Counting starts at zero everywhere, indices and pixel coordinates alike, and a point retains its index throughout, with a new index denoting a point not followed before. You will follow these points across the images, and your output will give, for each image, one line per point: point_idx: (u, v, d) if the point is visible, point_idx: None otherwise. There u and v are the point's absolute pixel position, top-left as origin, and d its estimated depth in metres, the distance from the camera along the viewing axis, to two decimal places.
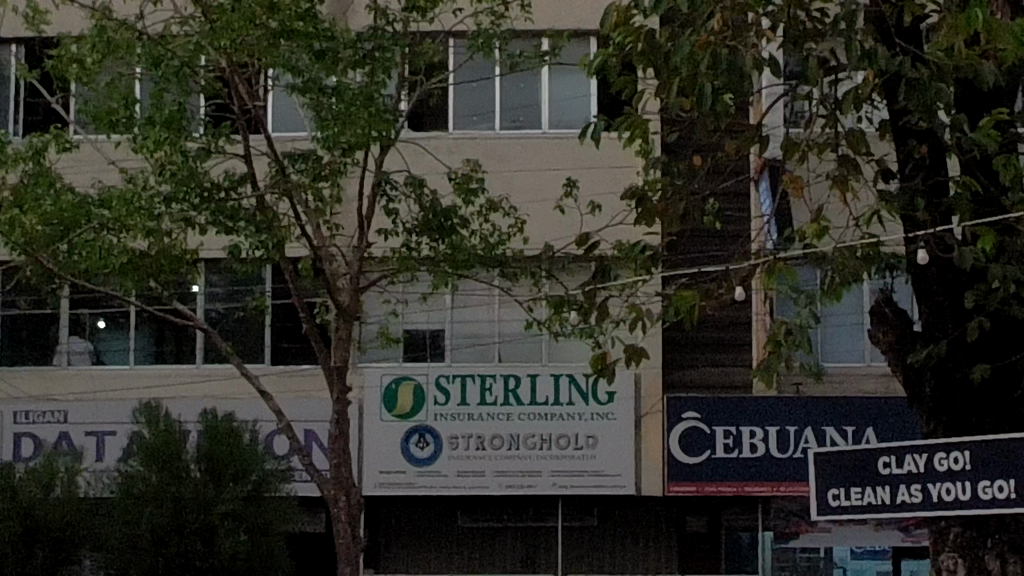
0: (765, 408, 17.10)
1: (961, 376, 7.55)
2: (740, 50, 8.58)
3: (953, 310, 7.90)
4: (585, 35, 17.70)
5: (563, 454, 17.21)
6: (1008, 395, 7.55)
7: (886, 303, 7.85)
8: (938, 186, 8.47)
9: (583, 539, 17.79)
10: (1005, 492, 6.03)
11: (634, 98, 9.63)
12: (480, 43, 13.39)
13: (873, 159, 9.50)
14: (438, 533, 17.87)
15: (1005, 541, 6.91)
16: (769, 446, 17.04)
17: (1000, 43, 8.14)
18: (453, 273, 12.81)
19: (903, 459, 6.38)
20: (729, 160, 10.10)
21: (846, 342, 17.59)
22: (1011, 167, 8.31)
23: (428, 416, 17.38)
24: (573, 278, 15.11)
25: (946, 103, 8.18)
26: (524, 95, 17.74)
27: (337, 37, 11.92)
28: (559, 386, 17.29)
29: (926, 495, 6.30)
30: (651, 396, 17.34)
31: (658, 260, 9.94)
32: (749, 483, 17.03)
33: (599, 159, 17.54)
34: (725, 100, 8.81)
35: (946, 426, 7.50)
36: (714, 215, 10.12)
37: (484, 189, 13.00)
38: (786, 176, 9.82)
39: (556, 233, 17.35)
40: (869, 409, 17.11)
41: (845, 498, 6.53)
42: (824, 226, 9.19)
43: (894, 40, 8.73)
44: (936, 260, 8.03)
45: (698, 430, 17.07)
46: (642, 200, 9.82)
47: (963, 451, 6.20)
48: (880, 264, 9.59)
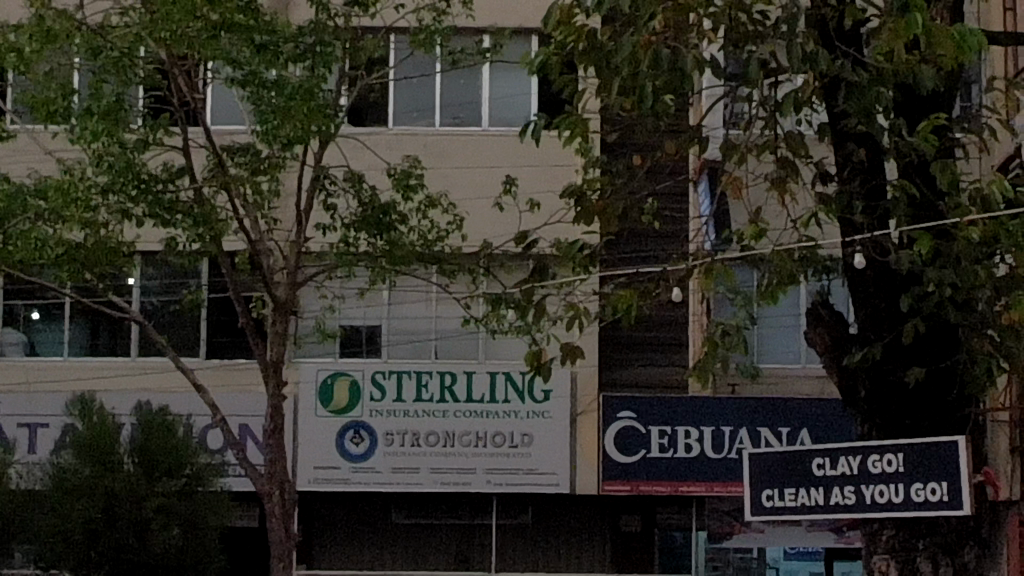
0: (701, 408, 17.13)
1: (896, 379, 7.64)
2: (682, 52, 8.64)
3: (888, 314, 8.01)
4: (527, 33, 17.68)
5: (498, 452, 17.18)
6: (940, 402, 7.63)
7: (821, 304, 8.00)
8: (876, 190, 8.63)
9: (516, 538, 17.74)
10: (938, 494, 6.12)
11: (575, 96, 9.67)
12: (423, 38, 13.32)
13: (812, 161, 9.59)
14: (373, 530, 17.77)
15: (936, 543, 6.89)
16: (704, 447, 17.07)
17: (939, 48, 8.25)
18: (391, 269, 12.77)
19: (836, 460, 6.41)
20: (669, 159, 10.17)
21: (783, 342, 17.55)
22: (949, 171, 8.38)
23: (365, 412, 17.30)
24: (511, 275, 15.12)
25: (885, 106, 8.36)
26: (465, 93, 17.72)
27: (278, 32, 11.86)
28: (496, 384, 17.25)
29: (860, 496, 6.34)
30: (586, 395, 17.27)
31: (596, 259, 9.99)
32: (683, 482, 17.08)
33: (538, 158, 17.47)
34: (665, 100, 8.88)
35: (882, 429, 7.61)
36: (652, 215, 10.19)
37: (423, 185, 12.95)
38: (724, 178, 9.90)
39: (494, 231, 17.35)
40: (802, 411, 17.10)
41: (779, 499, 6.52)
42: (761, 228, 9.30)
43: (834, 43, 8.92)
44: (873, 264, 8.21)
45: (634, 430, 17.11)
46: (580, 199, 9.88)
47: (897, 453, 6.27)
48: (817, 267, 9.65)
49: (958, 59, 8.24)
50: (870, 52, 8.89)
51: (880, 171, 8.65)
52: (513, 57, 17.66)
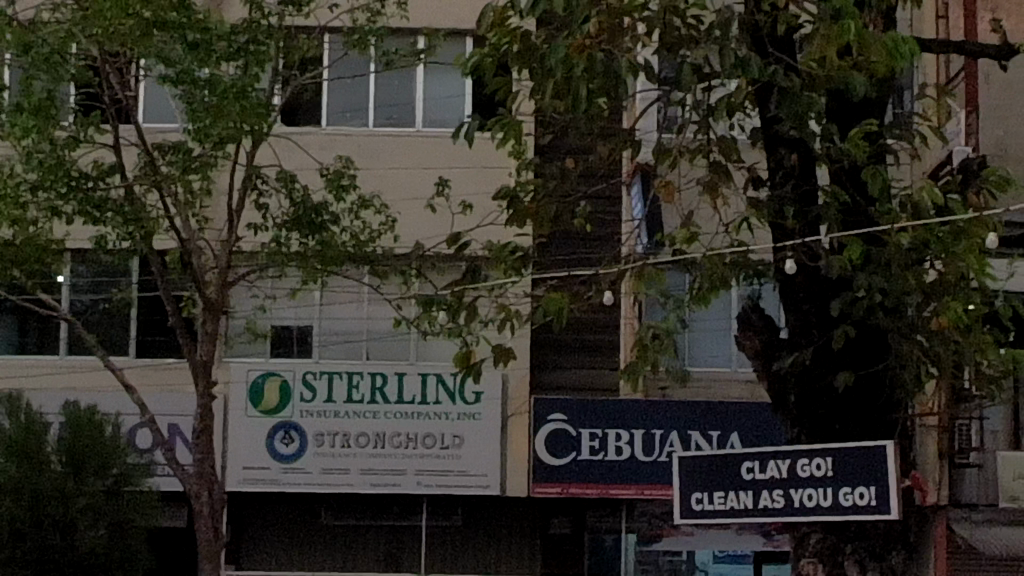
0: (633, 411, 17.07)
1: (826, 385, 7.81)
2: (616, 56, 8.71)
3: (818, 319, 8.19)
4: (461, 34, 17.67)
5: (428, 453, 17.08)
6: (869, 404, 7.81)
7: (753, 309, 8.23)
8: (807, 194, 8.76)
9: (447, 539, 17.67)
10: (866, 498, 6.33)
11: (508, 98, 9.71)
12: (356, 39, 13.27)
13: (744, 167, 9.71)
14: (303, 530, 17.67)
15: (864, 548, 7.17)
16: (635, 450, 17.04)
17: (871, 55, 8.39)
18: (323, 269, 12.73)
19: (766, 463, 6.64)
20: (603, 162, 10.25)
21: (714, 347, 17.57)
22: (879, 176, 8.68)
23: (295, 413, 17.12)
24: (443, 276, 15.12)
25: (817, 112, 8.55)
26: (399, 93, 17.64)
27: (211, 29, 11.83)
28: (427, 385, 17.21)
29: (788, 500, 6.57)
30: (517, 397, 17.29)
31: (529, 261, 10.02)
32: (612, 485, 17.03)
33: (471, 159, 17.47)
34: (598, 103, 8.95)
35: (810, 433, 7.76)
36: (585, 217, 10.27)
37: (356, 185, 12.93)
38: (658, 181, 9.92)
39: (426, 232, 17.32)
40: (734, 417, 17.13)
41: (709, 502, 6.79)
42: (693, 233, 9.43)
43: (768, 49, 9.08)
44: (803, 269, 8.38)
45: (565, 432, 17.04)
46: (513, 201, 9.96)
47: (825, 458, 6.49)
48: (749, 272, 9.78)
49: (890, 67, 8.39)
50: (802, 58, 9.03)
51: (810, 176, 8.79)
52: (447, 58, 17.66)
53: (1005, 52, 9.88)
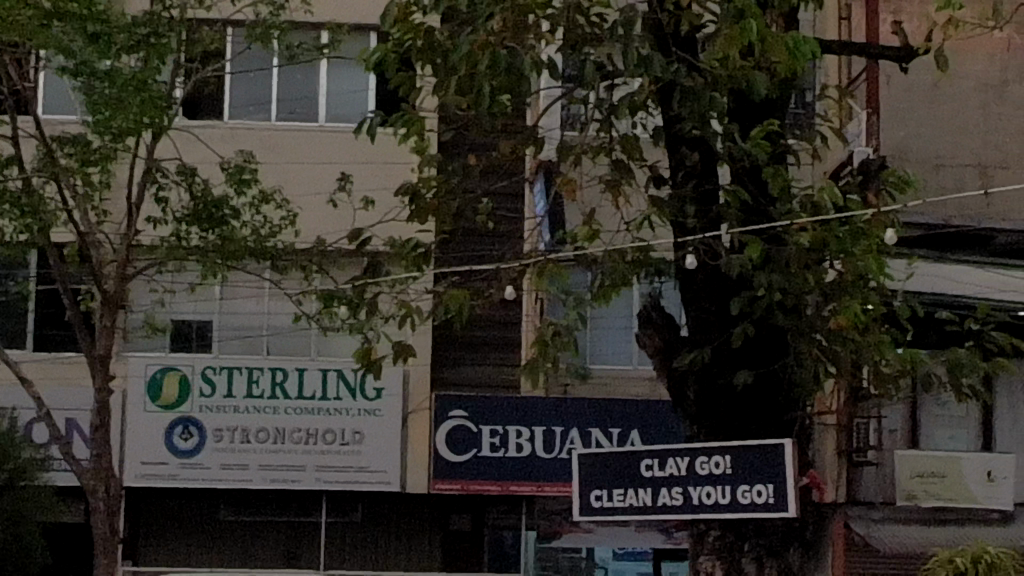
0: (534, 407, 17.03)
1: (723, 384, 8.48)
2: (519, 53, 8.80)
3: (718, 321, 8.73)
4: (366, 30, 17.62)
5: (328, 449, 16.97)
6: (767, 403, 8.50)
7: (652, 307, 8.79)
8: (708, 194, 9.18)
9: (345, 536, 17.52)
10: (764, 496, 7.14)
11: (412, 94, 9.75)
12: (260, 32, 13.20)
13: (645, 165, 9.79)
14: (200, 526, 17.43)
15: (762, 545, 7.92)
16: (535, 446, 16.96)
17: (773, 55, 8.60)
18: (223, 264, 12.68)
19: (665, 462, 7.42)
20: (505, 158, 10.33)
21: (616, 345, 17.47)
22: (780, 175, 9.00)
23: (193, 409, 16.91)
24: (344, 272, 15.12)
25: (719, 111, 8.80)
26: (303, 88, 17.56)
27: (111, 21, 11.75)
28: (327, 380, 17.06)
29: (686, 498, 7.36)
30: (418, 393, 17.16)
31: (430, 257, 10.04)
32: (513, 482, 16.98)
33: (374, 154, 17.36)
34: (501, 100, 9.03)
35: (708, 431, 8.45)
36: (487, 213, 10.35)
37: (258, 179, 12.88)
38: (560, 178, 10.00)
39: (327, 228, 17.20)
40: (633, 414, 17.11)
41: (608, 499, 7.51)
42: (595, 230, 9.56)
43: (670, 48, 9.26)
44: (704, 267, 8.95)
45: (465, 429, 16.97)
46: (415, 197, 9.98)
47: (723, 456, 7.28)
48: (650, 269, 9.88)
49: (791, 66, 8.62)
50: (704, 58, 9.21)
51: (712, 175, 9.19)
52: (351, 53, 17.62)
53: (905, 55, 9.99)
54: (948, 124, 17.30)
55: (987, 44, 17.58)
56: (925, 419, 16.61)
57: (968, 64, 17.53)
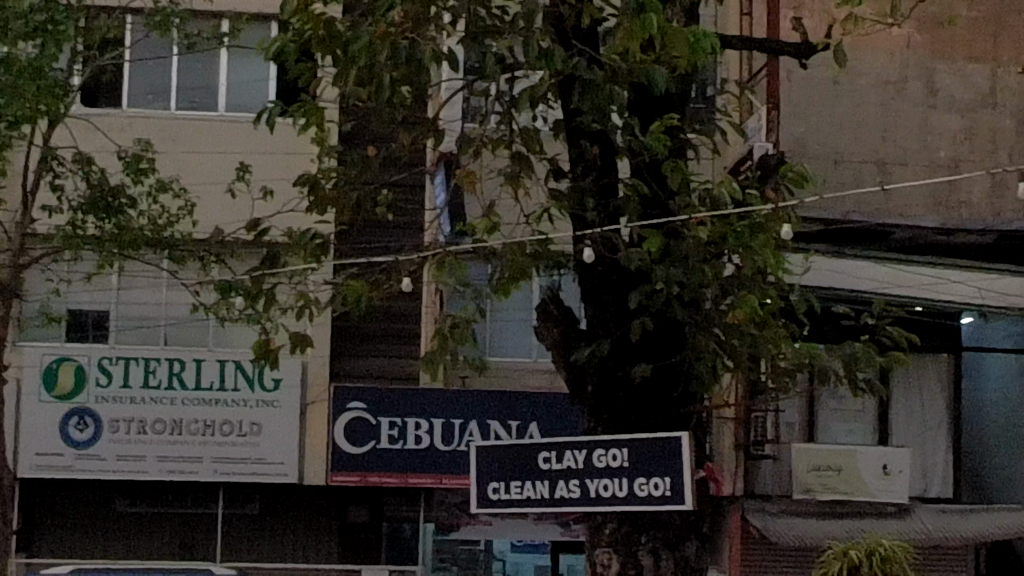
0: (433, 399, 16.94)
1: (621, 376, 8.56)
2: (419, 44, 8.81)
3: (617, 312, 8.81)
4: (266, 19, 17.50)
5: (225, 441, 16.82)
6: (666, 397, 8.62)
7: (552, 300, 8.88)
8: (608, 186, 9.26)
9: (242, 529, 17.43)
10: (659, 489, 7.45)
11: (312, 85, 9.73)
12: (158, 21, 13.09)
13: (545, 157, 9.81)
14: (94, 519, 17.25)
15: (658, 538, 8.31)
16: (434, 439, 16.91)
17: (673, 50, 8.67)
18: (119, 254, 12.57)
19: (562, 455, 7.77)
20: (404, 150, 10.33)
21: (513, 336, 17.41)
22: (679, 171, 9.04)
23: (89, 399, 16.71)
24: (243, 262, 15.04)
25: (619, 104, 8.98)
26: (204, 77, 17.41)
27: (7, 8, 11.64)
28: (225, 371, 16.92)
29: (583, 490, 7.69)
30: (317, 385, 17.07)
31: (330, 248, 10.04)
32: (412, 474, 16.89)
33: (273, 144, 17.25)
34: (401, 92, 9.04)
35: (607, 424, 8.50)
36: (386, 205, 10.35)
37: (155, 168, 12.77)
38: (459, 170, 10.01)
39: (223, 218, 17.07)
40: (531, 406, 17.06)
41: (504, 491, 7.91)
42: (495, 223, 9.51)
43: (571, 41, 9.33)
44: (602, 261, 9.04)
45: (364, 421, 16.85)
46: (314, 188, 9.95)
47: (621, 449, 7.61)
48: (549, 262, 9.91)
49: (690, 61, 8.70)
50: (605, 51, 9.29)
51: (611, 169, 9.29)
52: (250, 43, 17.50)
53: (804, 51, 10.04)
54: (846, 121, 17.49)
55: (883, 41, 17.74)
56: (822, 413, 16.74)
57: (866, 60, 17.67)
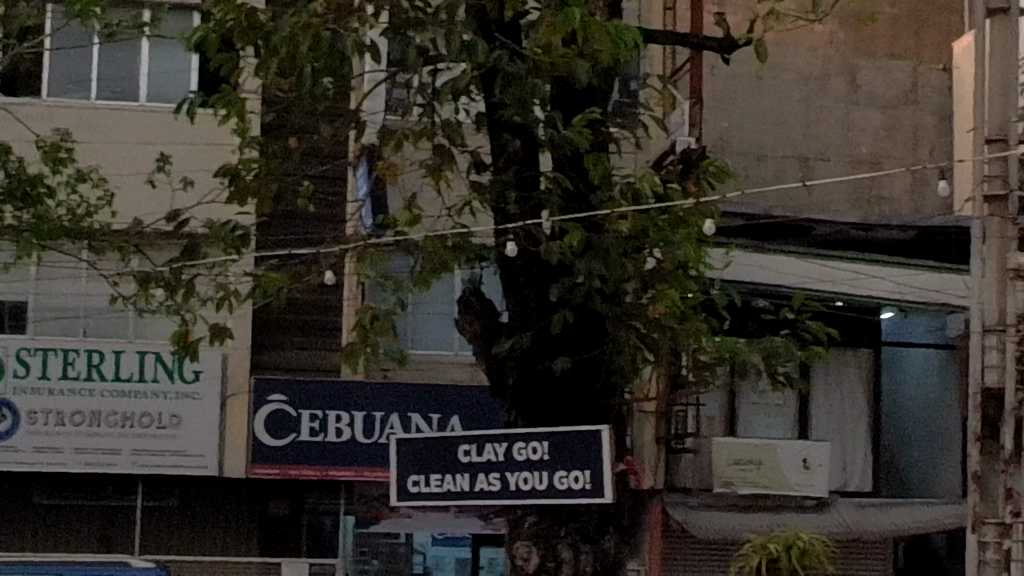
0: (355, 391, 16.85)
1: (542, 369, 8.54)
2: (341, 36, 8.79)
3: (538, 304, 8.82)
4: (188, 9, 17.40)
5: (144, 433, 16.60)
6: (590, 387, 8.63)
7: (473, 294, 8.92)
8: (529, 179, 9.23)
9: (162, 521, 17.15)
10: (581, 483, 7.56)
11: (233, 75, 9.68)
12: (78, 10, 12.99)
13: (466, 150, 9.81)
14: (10, 512, 16.81)
15: (577, 530, 8.37)
16: (355, 432, 16.80)
17: (595, 44, 8.69)
18: (37, 243, 12.46)
19: (482, 448, 7.84)
20: (325, 142, 10.30)
21: (435, 329, 17.36)
22: (600, 165, 9.10)
23: (6, 390, 16.43)
24: (162, 253, 14.96)
25: (541, 97, 9.04)
26: (125, 66, 17.27)
27: None
28: (145, 363, 16.69)
29: (503, 483, 7.79)
30: (238, 377, 16.84)
31: (250, 240, 10.01)
32: (333, 467, 16.80)
33: (195, 134, 17.15)
34: (322, 83, 9.00)
35: (527, 417, 8.52)
36: (306, 196, 10.32)
37: (75, 158, 12.67)
38: (382, 163, 9.99)
39: (143, 209, 16.96)
40: (453, 398, 17.01)
41: (425, 485, 7.90)
42: (416, 216, 9.53)
43: (493, 34, 9.31)
44: (524, 254, 9.05)
45: (285, 413, 16.72)
46: (235, 177, 9.93)
47: (541, 442, 7.72)
48: (470, 256, 9.91)
49: (613, 55, 8.72)
50: (527, 44, 9.30)
51: (533, 162, 9.24)
52: (171, 33, 17.39)
53: (726, 47, 10.07)
54: (768, 117, 17.59)
55: (805, 37, 17.84)
56: (743, 406, 16.79)
57: (788, 56, 17.75)
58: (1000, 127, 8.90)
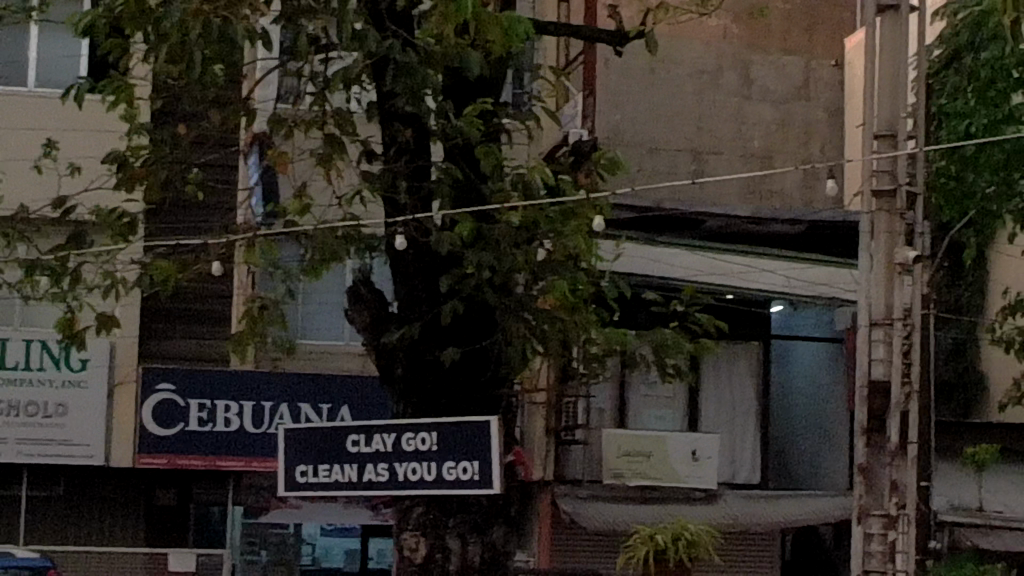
0: (244, 381, 16.68)
1: (431, 359, 8.61)
2: (231, 22, 8.72)
3: (428, 295, 8.82)
4: None
5: (30, 422, 16.33)
6: (475, 379, 8.71)
7: (363, 283, 8.86)
8: (420, 170, 9.21)
9: (46, 510, 16.84)
10: (469, 473, 7.62)
11: (122, 61, 9.58)
12: None
13: (357, 139, 9.75)
14: None
15: (465, 521, 8.36)
16: (244, 421, 16.63)
17: (487, 35, 8.69)
18: None
19: (371, 438, 7.85)
20: (215, 129, 10.23)
21: (325, 319, 17.28)
22: (492, 155, 9.09)
23: None
24: (49, 240, 14.80)
25: (432, 88, 8.95)
26: (14, 51, 16.98)
27: None
28: (30, 350, 16.46)
29: (392, 474, 7.80)
30: (125, 365, 16.66)
31: (138, 228, 9.89)
32: (221, 456, 16.64)
33: (85, 121, 16.96)
34: (212, 68, 8.93)
35: (415, 408, 8.60)
36: (195, 184, 10.23)
37: None
38: (271, 151, 9.91)
39: (31, 195, 16.76)
40: (342, 388, 16.90)
41: (313, 474, 7.91)
42: (306, 205, 9.48)
43: (385, 23, 9.28)
44: (414, 245, 8.99)
45: (172, 403, 16.52)
46: (123, 165, 9.83)
47: (431, 432, 7.73)
48: (360, 246, 9.87)
49: (504, 46, 8.72)
50: (420, 34, 9.27)
51: (424, 152, 9.24)
52: (61, 17, 17.19)
53: (619, 40, 10.08)
54: (661, 110, 17.64)
55: (698, 31, 17.91)
56: (633, 399, 16.79)
57: (681, 49, 17.81)
58: (888, 123, 8.94)
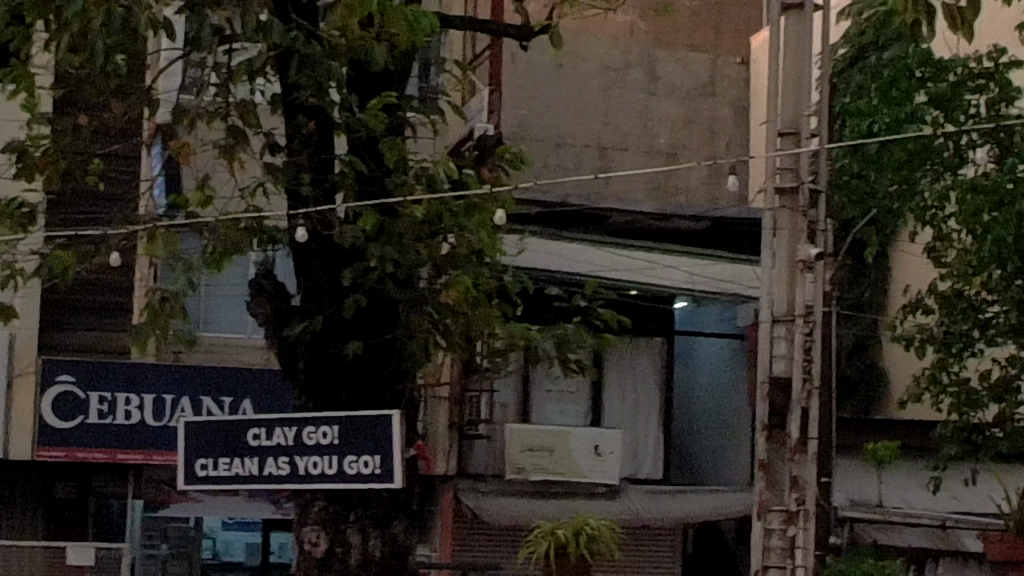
0: (145, 374, 16.52)
1: (333, 353, 8.60)
2: (134, 11, 8.64)
3: (330, 288, 8.79)
4: None
5: None
6: (378, 372, 8.69)
7: (264, 276, 8.86)
8: (323, 163, 9.17)
9: None
10: (370, 467, 7.58)
11: (23, 49, 9.46)
12: None
13: (260, 131, 9.70)
14: None
15: (366, 515, 8.35)
16: (144, 414, 16.48)
17: (393, 28, 8.67)
18: None
19: (272, 432, 7.81)
20: (117, 120, 10.14)
21: (227, 312, 17.16)
22: (396, 149, 9.09)
23: None
24: None
25: (337, 81, 8.92)
26: None
27: None
28: None
29: (292, 467, 7.77)
30: (24, 357, 16.40)
31: (37, 218, 9.80)
32: (121, 450, 16.46)
33: None
34: (114, 57, 8.84)
35: (317, 400, 8.58)
36: (96, 174, 10.13)
37: None
38: (174, 142, 9.85)
39: None
40: (246, 382, 16.81)
41: (212, 468, 7.87)
42: (208, 197, 9.43)
43: (290, 15, 9.23)
44: (317, 238, 8.91)
45: (73, 395, 16.34)
46: (22, 156, 9.71)
47: (331, 426, 7.69)
48: (262, 238, 9.80)
49: (409, 39, 8.70)
50: (324, 27, 9.25)
51: (328, 145, 9.20)
52: None
53: (523, 33, 10.07)
54: (567, 105, 17.64)
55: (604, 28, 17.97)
56: (537, 394, 16.85)
57: (587, 45, 17.83)
58: (793, 122, 8.91)
